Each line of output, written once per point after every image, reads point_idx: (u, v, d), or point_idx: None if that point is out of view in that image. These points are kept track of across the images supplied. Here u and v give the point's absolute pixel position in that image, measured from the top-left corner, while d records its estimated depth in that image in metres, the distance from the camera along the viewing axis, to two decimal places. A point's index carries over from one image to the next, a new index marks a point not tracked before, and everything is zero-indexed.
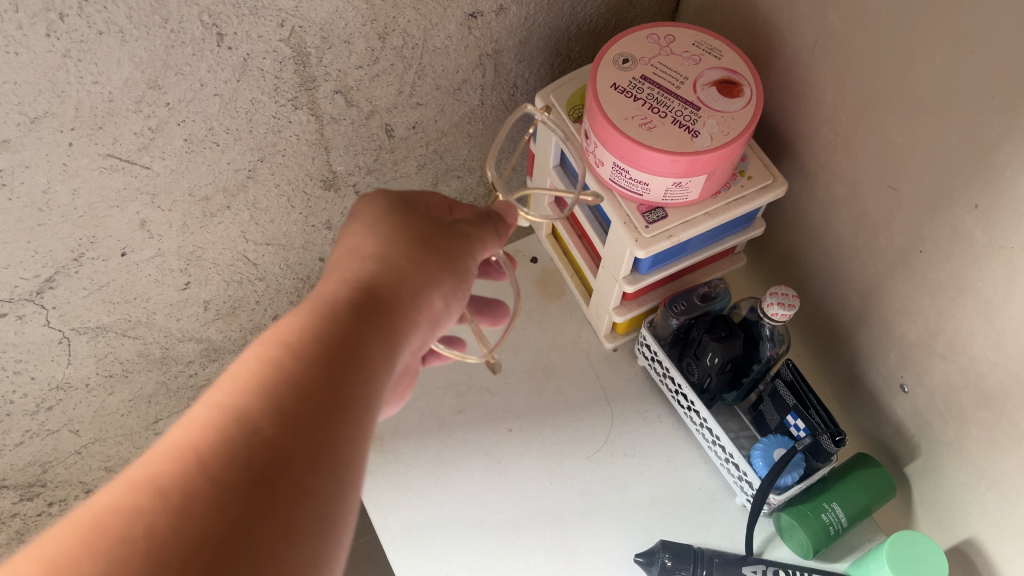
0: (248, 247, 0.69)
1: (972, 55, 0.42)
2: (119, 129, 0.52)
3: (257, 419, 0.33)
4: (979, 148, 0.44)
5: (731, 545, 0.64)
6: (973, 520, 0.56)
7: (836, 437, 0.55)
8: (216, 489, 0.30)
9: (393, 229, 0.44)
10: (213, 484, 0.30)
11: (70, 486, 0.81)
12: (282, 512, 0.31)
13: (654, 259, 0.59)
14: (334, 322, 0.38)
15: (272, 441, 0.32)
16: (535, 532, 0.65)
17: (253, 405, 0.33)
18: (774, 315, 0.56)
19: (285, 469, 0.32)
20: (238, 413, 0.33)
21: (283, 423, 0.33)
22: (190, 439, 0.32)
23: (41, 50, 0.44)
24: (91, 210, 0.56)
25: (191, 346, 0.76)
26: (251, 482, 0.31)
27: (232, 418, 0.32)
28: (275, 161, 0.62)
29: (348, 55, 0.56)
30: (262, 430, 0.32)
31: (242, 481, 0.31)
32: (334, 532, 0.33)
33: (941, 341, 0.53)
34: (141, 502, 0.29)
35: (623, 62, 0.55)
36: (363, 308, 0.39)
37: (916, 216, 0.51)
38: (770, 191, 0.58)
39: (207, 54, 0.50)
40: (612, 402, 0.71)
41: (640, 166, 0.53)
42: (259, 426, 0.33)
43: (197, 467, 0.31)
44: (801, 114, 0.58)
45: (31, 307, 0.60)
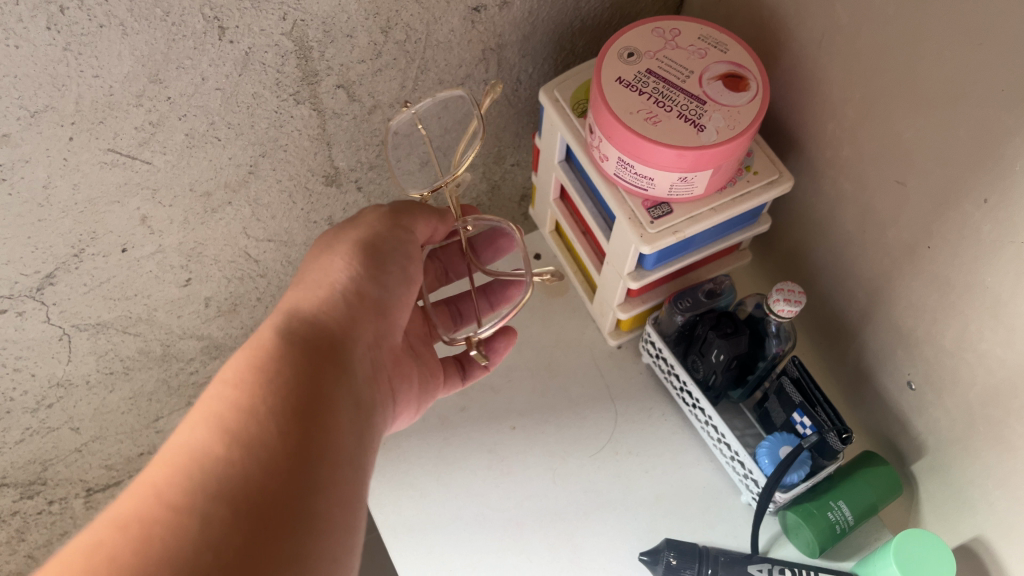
0: (250, 243, 0.68)
1: (981, 48, 0.41)
2: (120, 124, 0.51)
3: (210, 445, 0.39)
4: (988, 143, 0.44)
5: (736, 543, 0.63)
6: (981, 518, 0.56)
7: (844, 435, 0.55)
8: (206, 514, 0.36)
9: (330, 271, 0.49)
10: (184, 512, 0.36)
11: (69, 485, 0.80)
12: (256, 516, 0.37)
13: (659, 255, 0.59)
14: (269, 345, 0.44)
15: (226, 460, 0.38)
16: (538, 531, 0.64)
17: (204, 436, 0.39)
18: (780, 311, 0.55)
19: (246, 483, 0.38)
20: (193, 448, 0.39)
21: (234, 444, 0.39)
22: (154, 481, 0.38)
23: (42, 43, 0.44)
24: (91, 205, 0.55)
25: (192, 343, 0.76)
26: (217, 499, 0.37)
27: (199, 452, 0.38)
28: (277, 157, 0.61)
29: (351, 49, 0.55)
30: (215, 453, 0.38)
31: (208, 501, 0.37)
32: (317, 522, 0.39)
33: (949, 337, 0.53)
34: (144, 532, 0.35)
35: (628, 56, 0.54)
36: (300, 329, 0.45)
37: (924, 211, 0.51)
38: (776, 187, 0.57)
39: (208, 48, 0.50)
40: (617, 399, 0.70)
41: (645, 161, 0.52)
42: (212, 450, 0.38)
43: (164, 500, 0.36)
44: (807, 108, 0.57)
45: (31, 304, 0.60)
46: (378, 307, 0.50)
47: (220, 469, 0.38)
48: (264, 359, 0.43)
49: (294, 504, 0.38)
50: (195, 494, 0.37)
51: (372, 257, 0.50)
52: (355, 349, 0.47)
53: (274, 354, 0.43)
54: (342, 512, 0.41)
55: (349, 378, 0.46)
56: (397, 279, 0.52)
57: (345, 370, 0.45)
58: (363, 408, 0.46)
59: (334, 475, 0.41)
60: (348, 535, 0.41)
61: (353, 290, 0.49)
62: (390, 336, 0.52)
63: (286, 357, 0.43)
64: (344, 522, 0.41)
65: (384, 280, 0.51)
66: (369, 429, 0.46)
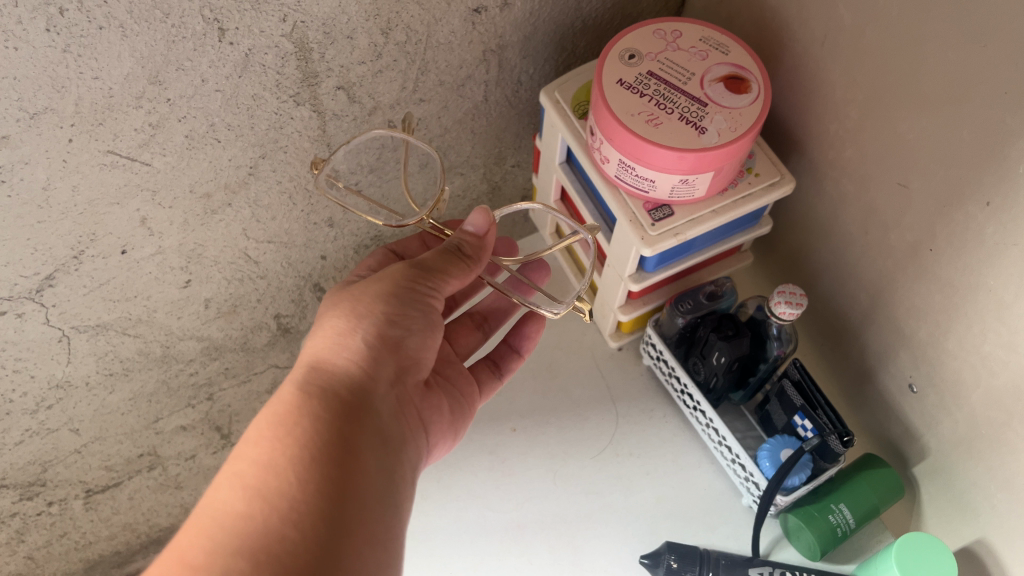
0: (250, 245, 0.68)
1: (984, 50, 0.41)
2: (119, 125, 0.51)
3: (232, 502, 0.39)
4: (991, 145, 0.44)
5: (737, 546, 0.63)
6: (983, 521, 0.56)
7: (845, 438, 0.55)
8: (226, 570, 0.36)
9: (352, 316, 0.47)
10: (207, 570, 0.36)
11: (69, 486, 0.78)
12: (279, 569, 0.37)
13: (660, 257, 0.59)
14: (289, 398, 0.43)
15: (248, 515, 0.38)
16: (539, 533, 0.64)
17: (228, 495, 0.39)
18: (781, 314, 0.55)
19: (268, 536, 0.38)
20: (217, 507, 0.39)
21: (254, 498, 0.39)
22: (181, 540, 0.38)
23: (41, 44, 0.44)
24: (91, 207, 0.55)
25: (192, 345, 0.76)
26: (239, 554, 0.37)
27: (222, 513, 0.39)
28: (277, 158, 0.61)
29: (351, 50, 0.55)
30: (237, 510, 0.39)
31: (229, 557, 0.37)
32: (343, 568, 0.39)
33: (951, 340, 0.53)
34: None
35: (629, 58, 0.54)
36: (320, 378, 0.44)
37: (926, 213, 0.51)
38: (778, 189, 0.57)
39: (208, 49, 0.49)
40: (618, 401, 0.70)
41: (647, 163, 0.52)
42: (234, 507, 0.39)
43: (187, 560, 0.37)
44: (809, 109, 0.57)
45: (31, 305, 0.60)
46: (402, 347, 0.48)
47: (241, 526, 0.38)
48: (284, 412, 0.42)
49: (318, 554, 0.38)
50: (215, 551, 0.37)
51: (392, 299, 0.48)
52: (379, 389, 0.46)
53: (293, 405, 0.43)
54: (370, 553, 0.40)
55: (372, 420, 0.44)
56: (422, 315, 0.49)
57: (368, 413, 0.44)
58: (389, 446, 0.45)
59: (357, 518, 0.40)
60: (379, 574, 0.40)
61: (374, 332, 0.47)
62: (421, 369, 0.50)
63: (305, 409, 0.42)
64: (373, 562, 0.40)
65: (407, 323, 0.48)
66: (397, 467, 0.45)
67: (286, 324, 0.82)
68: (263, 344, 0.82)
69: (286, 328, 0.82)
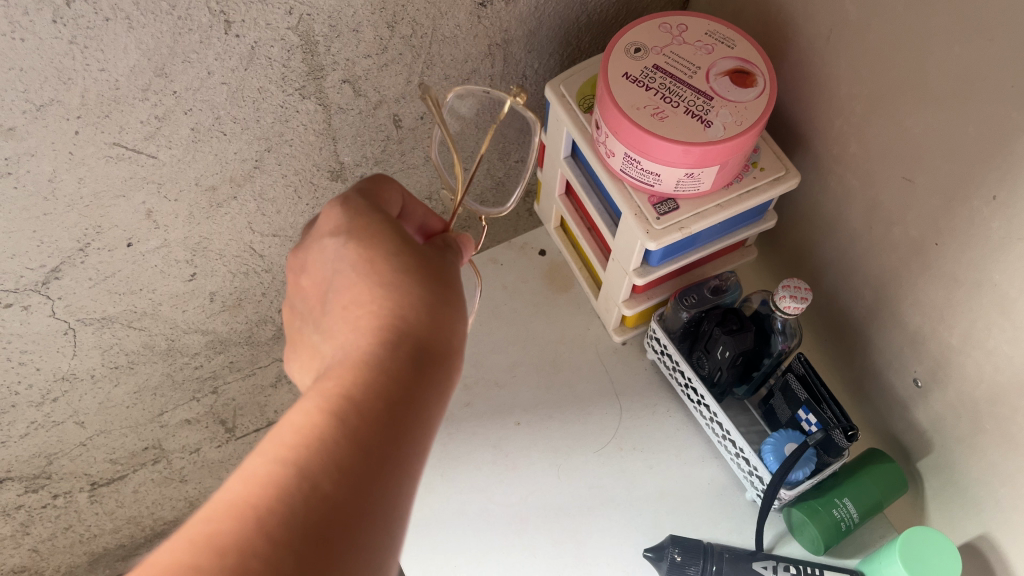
0: (255, 238, 0.68)
1: (991, 45, 0.41)
2: (125, 117, 0.51)
3: (315, 473, 0.32)
4: (997, 140, 0.44)
5: (740, 540, 0.63)
6: (986, 516, 0.56)
7: (849, 432, 0.55)
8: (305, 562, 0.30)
9: (446, 282, 0.41)
10: (282, 554, 0.30)
11: (74, 479, 0.80)
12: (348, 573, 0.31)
13: (665, 251, 0.59)
14: (385, 366, 0.36)
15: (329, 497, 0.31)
16: (544, 527, 0.64)
17: (307, 457, 0.32)
18: (786, 308, 0.55)
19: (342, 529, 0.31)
20: (296, 469, 0.32)
21: (344, 480, 0.32)
22: (248, 492, 0.31)
23: (48, 36, 0.44)
24: (97, 200, 0.55)
25: (197, 338, 0.76)
26: (313, 540, 0.30)
27: (299, 478, 0.31)
28: (282, 151, 0.61)
29: (357, 44, 0.55)
30: (320, 484, 0.32)
31: (303, 543, 0.30)
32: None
33: (956, 334, 0.53)
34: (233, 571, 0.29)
35: (635, 52, 0.54)
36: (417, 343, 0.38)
37: (932, 208, 0.50)
38: (783, 183, 0.57)
39: (214, 42, 0.50)
40: (621, 396, 0.70)
41: (652, 156, 0.52)
42: (317, 481, 0.32)
43: (255, 527, 0.30)
44: (814, 104, 0.57)
45: (37, 297, 0.60)
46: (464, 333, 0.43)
47: (325, 509, 0.31)
48: (381, 379, 0.35)
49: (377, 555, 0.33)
50: (291, 532, 0.30)
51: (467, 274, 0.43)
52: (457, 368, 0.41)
53: (389, 370, 0.36)
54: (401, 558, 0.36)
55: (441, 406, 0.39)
56: None
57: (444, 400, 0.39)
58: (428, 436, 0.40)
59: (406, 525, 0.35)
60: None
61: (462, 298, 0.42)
62: None
63: (404, 382, 0.36)
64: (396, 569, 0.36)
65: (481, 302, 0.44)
66: None
67: None
68: (268, 338, 0.82)
69: None
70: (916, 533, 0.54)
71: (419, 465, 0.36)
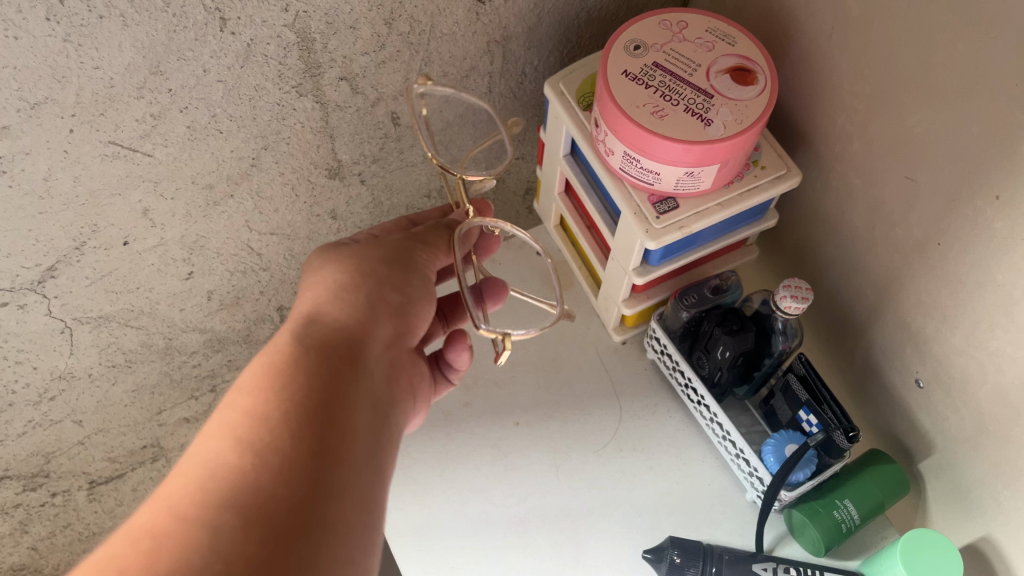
0: (252, 237, 0.68)
1: (995, 43, 0.41)
2: (120, 116, 0.51)
3: (223, 452, 0.38)
4: (1001, 139, 0.43)
5: (741, 542, 0.63)
6: (989, 518, 0.55)
7: (850, 433, 0.54)
8: (232, 519, 0.35)
9: (350, 285, 0.47)
10: (199, 524, 0.35)
11: (72, 477, 0.80)
12: (272, 527, 0.36)
13: (665, 250, 0.58)
14: (283, 364, 0.42)
15: (237, 466, 0.37)
16: (542, 528, 0.64)
17: (216, 446, 0.38)
18: (787, 308, 0.55)
19: (259, 495, 0.36)
20: (210, 463, 0.38)
21: (245, 450, 0.38)
22: (181, 485, 0.37)
23: (41, 34, 0.44)
24: (92, 198, 0.55)
25: (195, 336, 0.76)
26: (229, 510, 0.36)
27: (208, 466, 0.38)
28: (279, 149, 0.61)
29: (354, 41, 0.55)
30: (227, 461, 0.37)
31: (218, 512, 0.35)
32: (336, 527, 0.37)
33: (958, 335, 0.52)
34: (163, 544, 0.34)
35: (634, 49, 0.54)
36: (313, 343, 0.43)
37: (934, 207, 0.50)
38: (784, 182, 0.57)
39: (209, 40, 0.49)
40: (621, 396, 0.70)
41: (652, 155, 0.52)
42: (224, 459, 0.38)
43: (177, 514, 0.36)
44: (816, 102, 0.57)
45: (33, 297, 0.60)
46: (404, 311, 0.49)
47: (239, 478, 0.37)
48: (282, 371, 0.41)
49: (311, 506, 0.37)
50: (211, 505, 0.36)
51: (396, 266, 0.49)
52: (372, 352, 0.45)
53: (286, 369, 0.41)
54: (361, 518, 0.39)
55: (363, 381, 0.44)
56: (414, 278, 0.50)
57: (362, 373, 0.44)
58: (379, 415, 0.44)
59: (352, 482, 0.39)
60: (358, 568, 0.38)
61: (374, 291, 0.47)
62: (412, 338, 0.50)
63: (301, 373, 0.41)
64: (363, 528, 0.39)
65: (409, 288, 0.49)
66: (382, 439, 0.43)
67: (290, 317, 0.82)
68: (266, 336, 0.82)
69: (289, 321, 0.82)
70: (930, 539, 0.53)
71: (326, 436, 0.40)
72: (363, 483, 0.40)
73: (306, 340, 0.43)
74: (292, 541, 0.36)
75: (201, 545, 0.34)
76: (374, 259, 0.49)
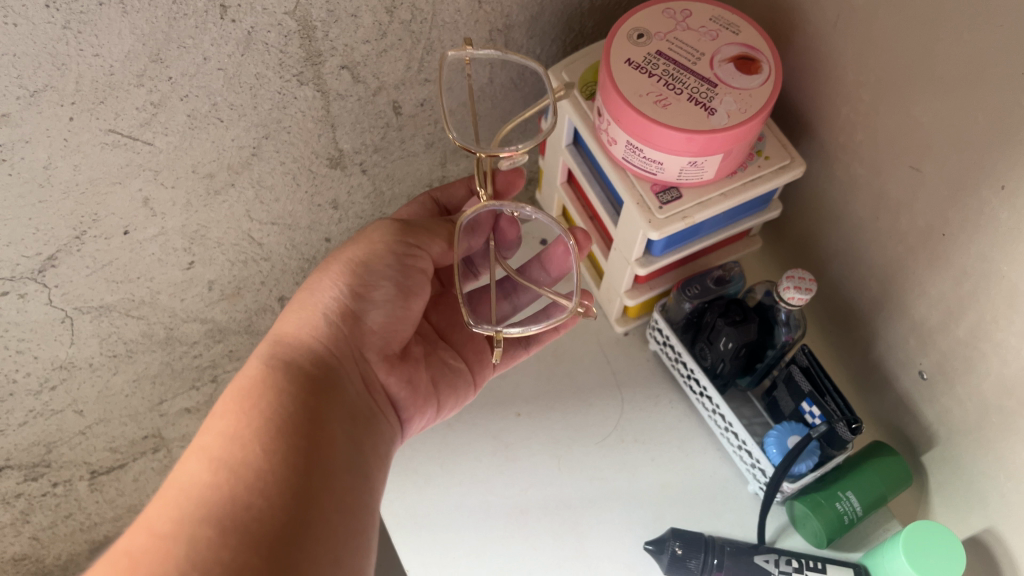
0: (253, 226, 0.68)
1: (1002, 31, 0.40)
2: (120, 104, 0.50)
3: (199, 475, 0.41)
4: (1007, 129, 0.43)
5: (743, 533, 0.62)
6: (992, 510, 0.55)
7: (853, 425, 0.54)
8: (207, 530, 0.38)
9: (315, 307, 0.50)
10: (176, 538, 0.38)
11: (74, 467, 0.81)
12: (248, 533, 0.38)
13: (668, 240, 0.58)
14: (252, 387, 0.45)
15: (213, 485, 0.40)
16: (543, 518, 0.64)
17: (195, 467, 0.41)
18: (790, 299, 0.54)
19: (235, 507, 0.39)
20: (185, 482, 0.41)
21: (220, 470, 0.41)
22: (167, 499, 0.40)
23: (41, 20, 0.43)
24: (93, 187, 0.55)
25: (196, 327, 0.76)
26: (206, 522, 0.38)
27: (184, 485, 0.41)
28: (280, 138, 0.60)
29: (355, 29, 0.54)
30: (203, 482, 0.40)
31: (198, 525, 0.38)
32: (314, 532, 0.40)
33: (963, 327, 0.52)
34: (145, 555, 0.37)
35: (638, 38, 0.53)
36: (281, 366, 0.47)
37: (939, 198, 0.50)
38: (788, 172, 0.56)
39: (209, 27, 0.49)
40: (623, 387, 0.69)
41: (654, 144, 0.51)
42: (199, 479, 0.41)
43: (156, 531, 0.38)
44: (821, 92, 0.56)
45: (33, 286, 0.59)
46: (362, 319, 0.51)
47: (214, 494, 0.40)
48: (250, 395, 0.45)
49: (287, 512, 0.40)
50: (186, 519, 0.39)
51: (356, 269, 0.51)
52: (341, 371, 0.49)
53: (254, 394, 0.45)
54: (339, 521, 0.42)
55: (331, 399, 0.47)
56: (377, 279, 0.51)
57: (330, 393, 0.47)
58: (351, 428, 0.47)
59: (326, 489, 0.43)
60: (343, 563, 0.41)
61: (333, 308, 0.50)
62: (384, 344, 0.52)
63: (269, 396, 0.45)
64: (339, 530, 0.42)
65: (370, 294, 0.51)
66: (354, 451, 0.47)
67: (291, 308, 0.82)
68: (267, 327, 0.82)
69: None
70: (943, 530, 0.53)
71: (296, 450, 0.43)
72: (336, 490, 0.43)
73: (273, 365, 0.47)
74: (272, 547, 0.39)
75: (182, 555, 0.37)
76: (334, 266, 0.51)
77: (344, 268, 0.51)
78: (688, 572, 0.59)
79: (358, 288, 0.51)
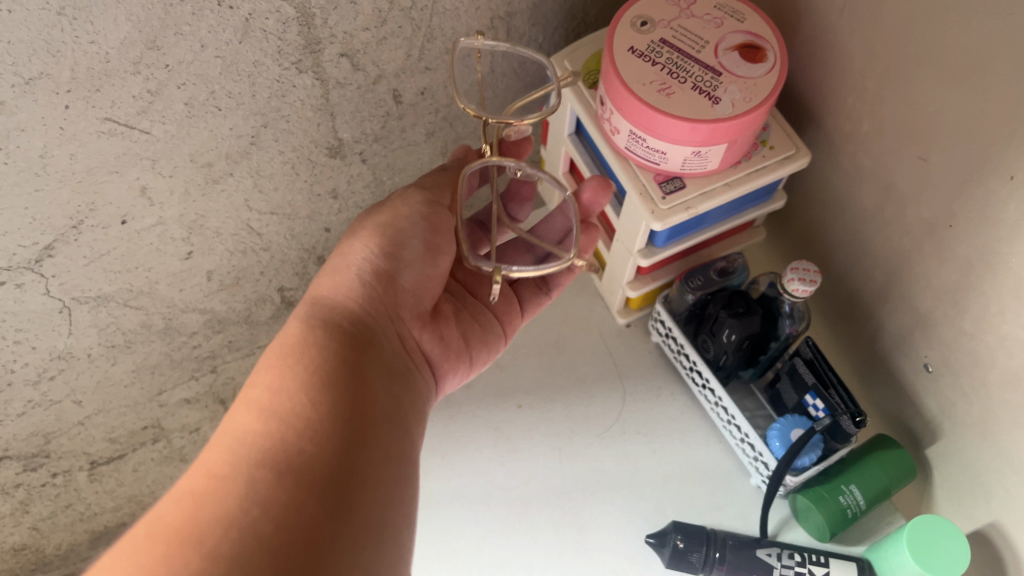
0: (252, 216, 0.67)
1: (1012, 19, 0.39)
2: (117, 92, 0.50)
3: (248, 424, 0.41)
4: (1016, 119, 0.42)
5: (744, 526, 0.62)
6: (996, 504, 0.54)
7: (857, 418, 0.53)
8: (258, 476, 0.38)
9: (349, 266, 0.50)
10: (233, 482, 0.38)
11: (74, 459, 0.81)
12: (299, 479, 0.39)
13: (671, 231, 0.57)
14: (295, 340, 0.45)
15: (264, 433, 0.40)
16: (544, 510, 0.63)
17: (244, 417, 0.41)
18: (794, 291, 0.54)
19: (286, 453, 0.39)
20: (235, 430, 0.41)
21: (270, 418, 0.41)
22: (221, 446, 0.40)
23: (36, 6, 0.42)
24: (90, 175, 0.54)
25: (195, 317, 0.75)
26: (258, 467, 0.39)
27: (234, 432, 0.41)
28: (279, 127, 0.60)
29: (355, 17, 0.54)
30: (253, 430, 0.40)
31: (249, 470, 0.38)
32: (365, 481, 0.41)
33: (969, 319, 0.51)
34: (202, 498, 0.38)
35: (641, 25, 0.52)
36: (323, 318, 0.47)
37: (946, 188, 0.49)
38: (792, 163, 0.56)
39: (207, 14, 0.48)
40: (625, 378, 0.68)
41: (658, 134, 0.51)
42: (250, 427, 0.41)
43: (212, 477, 0.39)
44: (826, 81, 0.55)
45: (30, 276, 0.59)
46: (397, 276, 0.50)
47: (263, 442, 0.40)
48: (296, 347, 0.45)
49: (338, 462, 0.40)
50: (242, 465, 0.39)
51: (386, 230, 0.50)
52: (383, 325, 0.49)
53: (299, 347, 0.45)
54: (387, 472, 0.43)
55: (376, 351, 0.47)
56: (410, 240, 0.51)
57: (374, 346, 0.47)
58: (395, 381, 0.47)
59: (374, 439, 0.43)
60: (392, 512, 0.42)
61: (368, 265, 0.49)
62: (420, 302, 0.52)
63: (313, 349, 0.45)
64: (388, 479, 0.42)
65: (402, 254, 0.50)
66: (398, 403, 0.46)
67: (291, 298, 0.81)
68: (266, 317, 0.81)
69: (290, 301, 0.81)
70: (958, 544, 0.51)
71: (344, 401, 0.43)
72: (382, 441, 0.43)
73: (315, 320, 0.47)
74: (325, 494, 0.39)
75: (238, 498, 0.37)
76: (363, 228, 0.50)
77: (374, 231, 0.50)
78: (690, 565, 0.59)
79: (391, 248, 0.50)
